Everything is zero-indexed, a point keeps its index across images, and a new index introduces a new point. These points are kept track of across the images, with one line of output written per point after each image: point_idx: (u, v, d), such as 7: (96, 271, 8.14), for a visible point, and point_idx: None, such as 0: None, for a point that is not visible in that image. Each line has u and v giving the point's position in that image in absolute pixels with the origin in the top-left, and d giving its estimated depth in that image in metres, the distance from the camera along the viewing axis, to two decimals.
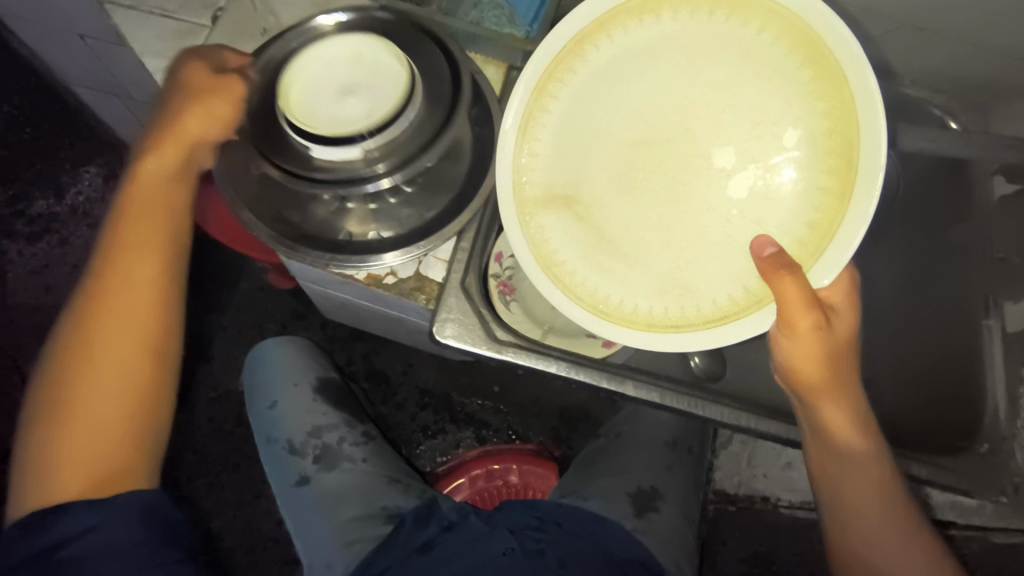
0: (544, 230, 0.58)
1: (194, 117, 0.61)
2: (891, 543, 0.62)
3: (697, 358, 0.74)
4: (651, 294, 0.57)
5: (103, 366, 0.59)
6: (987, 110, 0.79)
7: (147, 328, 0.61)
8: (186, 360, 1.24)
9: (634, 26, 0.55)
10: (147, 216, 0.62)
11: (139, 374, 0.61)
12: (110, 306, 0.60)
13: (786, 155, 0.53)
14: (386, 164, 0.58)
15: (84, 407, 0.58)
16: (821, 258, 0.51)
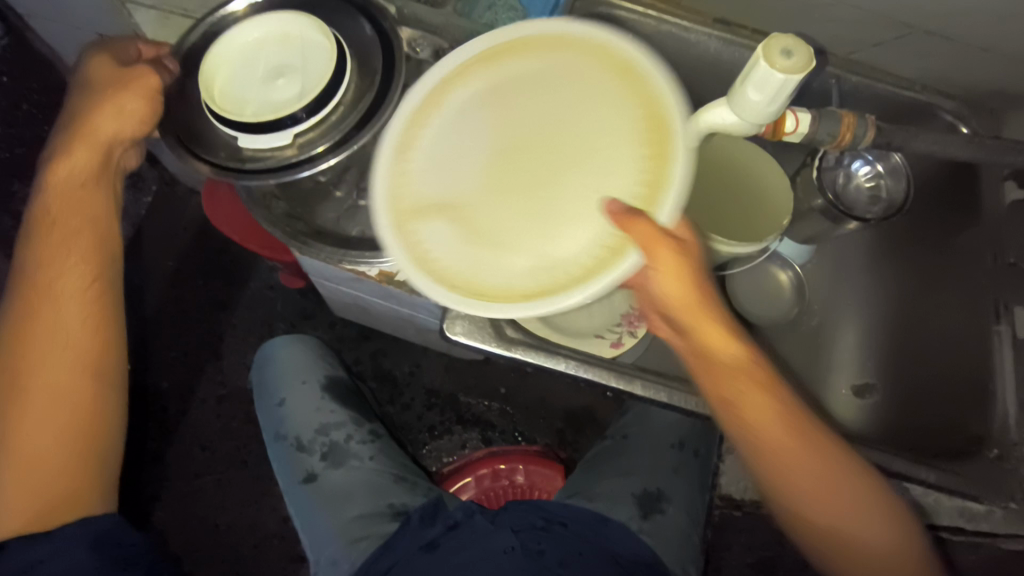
0: (421, 236, 0.57)
1: (105, 118, 0.65)
2: (838, 499, 0.58)
3: None
4: (524, 275, 0.55)
5: (43, 382, 0.66)
6: (999, 116, 0.87)
7: (79, 340, 0.68)
8: (202, 358, 1.33)
9: (484, 66, 0.61)
10: (69, 225, 0.68)
11: (77, 387, 0.67)
12: (38, 296, 0.67)
13: (620, 145, 0.56)
14: (320, 149, 0.65)
15: (28, 427, 0.65)
16: (663, 202, 0.53)
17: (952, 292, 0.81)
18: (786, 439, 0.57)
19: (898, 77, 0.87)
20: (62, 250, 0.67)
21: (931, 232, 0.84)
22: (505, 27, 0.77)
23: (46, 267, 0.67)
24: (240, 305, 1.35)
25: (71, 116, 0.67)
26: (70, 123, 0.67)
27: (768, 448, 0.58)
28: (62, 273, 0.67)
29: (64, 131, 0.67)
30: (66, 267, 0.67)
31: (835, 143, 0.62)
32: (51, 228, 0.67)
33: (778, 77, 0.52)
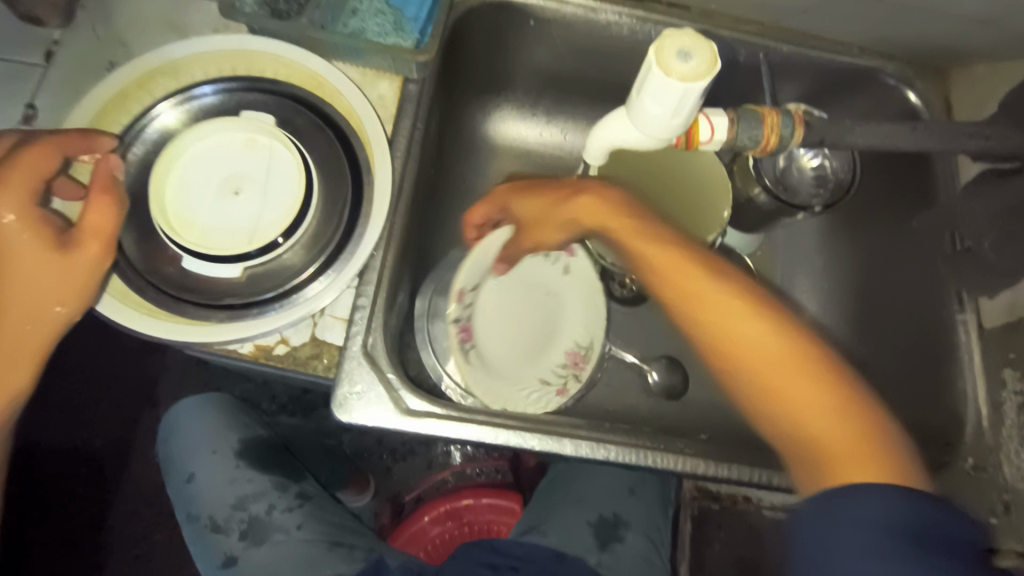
0: (156, 288, 0.58)
1: (33, 318, 0.51)
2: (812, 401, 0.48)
3: (654, 375, 0.81)
4: (266, 297, 0.59)
5: None
6: (944, 75, 0.79)
7: None
8: (131, 408, 1.17)
9: (134, 108, 0.62)
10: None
11: None
12: None
13: (337, 163, 0.63)
14: (272, 286, 0.59)
15: None
16: (382, 201, 0.61)
17: (908, 281, 0.73)
18: (725, 306, 0.53)
19: (835, 42, 0.78)
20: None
21: (881, 214, 0.76)
22: (376, 35, 0.65)
23: None
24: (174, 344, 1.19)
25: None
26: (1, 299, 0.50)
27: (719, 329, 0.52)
28: None
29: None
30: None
31: (759, 148, 0.51)
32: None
33: (673, 86, 0.42)
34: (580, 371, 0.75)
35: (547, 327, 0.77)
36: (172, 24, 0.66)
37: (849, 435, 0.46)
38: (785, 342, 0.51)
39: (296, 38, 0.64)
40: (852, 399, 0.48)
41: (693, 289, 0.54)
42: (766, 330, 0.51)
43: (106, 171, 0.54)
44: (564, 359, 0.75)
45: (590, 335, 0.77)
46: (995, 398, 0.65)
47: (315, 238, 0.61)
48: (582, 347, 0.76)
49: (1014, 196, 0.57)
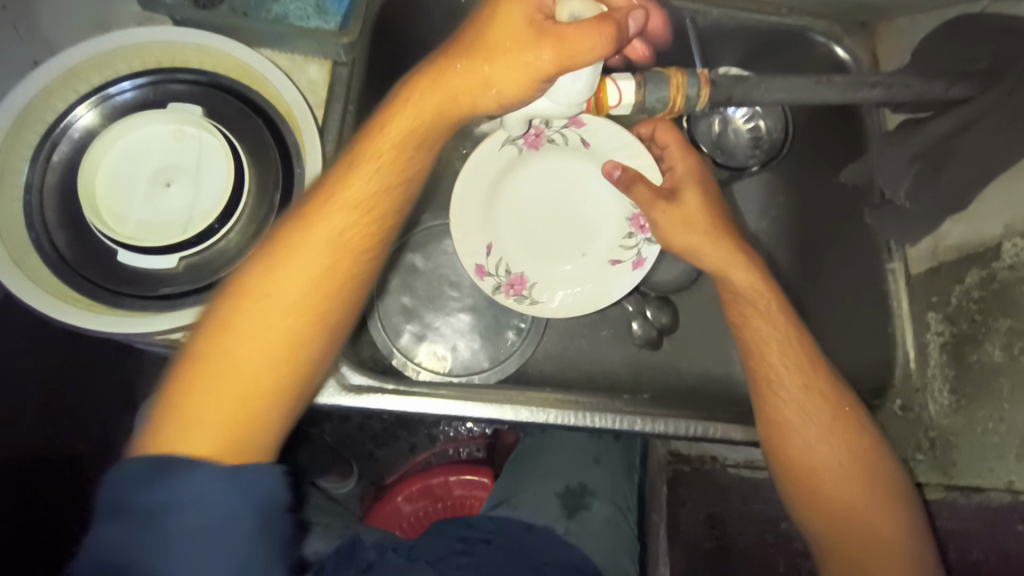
0: (92, 281, 0.59)
1: (468, 86, 0.51)
2: (837, 448, 0.61)
3: (636, 325, 0.84)
4: (205, 283, 0.60)
5: (235, 375, 0.50)
6: (872, 29, 0.80)
7: (257, 386, 0.51)
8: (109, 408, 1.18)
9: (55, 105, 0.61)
10: (315, 277, 0.54)
11: (250, 381, 0.51)
12: (225, 335, 0.51)
13: (267, 148, 0.64)
14: (209, 273, 0.60)
15: (208, 385, 0.50)
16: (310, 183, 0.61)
17: (844, 234, 0.74)
18: (788, 382, 0.62)
19: (763, 3, 0.79)
20: (237, 375, 0.51)
21: (815, 169, 0.78)
22: (298, 19, 0.67)
23: (289, 318, 0.53)
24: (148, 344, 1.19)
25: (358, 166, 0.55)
26: (354, 169, 0.55)
27: (768, 382, 0.62)
28: (250, 331, 0.52)
29: (366, 171, 0.55)
30: (247, 383, 0.51)
31: (668, 109, 0.53)
32: (250, 295, 0.52)
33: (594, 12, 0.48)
34: (511, 287, 0.75)
35: (556, 253, 0.77)
36: (97, 21, 0.67)
37: (856, 495, 0.60)
38: (831, 412, 0.62)
39: (219, 26, 0.64)
40: (875, 462, 0.61)
41: (758, 352, 0.63)
42: (816, 403, 0.61)
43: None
44: (514, 273, 0.75)
45: (549, 298, 0.75)
46: (922, 340, 0.67)
47: (250, 221, 0.62)
48: (529, 293, 0.75)
49: (923, 141, 0.59)
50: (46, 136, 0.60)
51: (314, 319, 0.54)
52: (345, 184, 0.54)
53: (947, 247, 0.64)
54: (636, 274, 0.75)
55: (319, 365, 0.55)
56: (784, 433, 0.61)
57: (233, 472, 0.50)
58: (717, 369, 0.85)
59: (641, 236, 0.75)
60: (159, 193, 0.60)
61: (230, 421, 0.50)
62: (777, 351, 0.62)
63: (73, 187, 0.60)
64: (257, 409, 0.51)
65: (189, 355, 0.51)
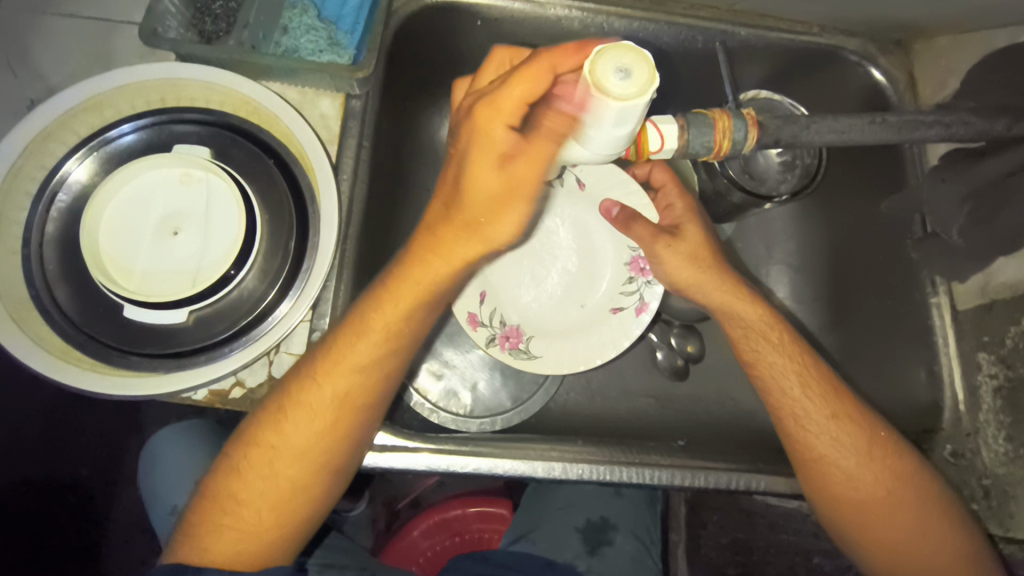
0: (95, 338, 0.55)
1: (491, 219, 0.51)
2: (879, 476, 0.58)
3: (661, 352, 0.81)
4: (218, 337, 0.56)
5: (259, 494, 0.57)
6: (906, 48, 0.76)
7: (290, 489, 0.57)
8: (116, 437, 1.15)
9: (54, 152, 0.57)
10: (338, 391, 0.56)
11: (284, 486, 0.57)
12: (259, 444, 0.57)
13: (279, 189, 0.60)
14: (222, 326, 0.57)
15: (244, 488, 0.57)
16: (328, 228, 0.58)
17: (883, 266, 0.71)
18: (818, 416, 0.58)
19: (793, 22, 0.75)
20: (249, 512, 0.57)
21: (851, 196, 0.74)
22: (309, 53, 0.64)
23: (313, 428, 0.57)
24: None
25: (360, 339, 0.56)
26: (354, 347, 0.56)
27: (791, 417, 0.59)
28: (286, 438, 0.56)
29: (365, 340, 0.56)
30: (258, 518, 0.57)
31: (712, 154, 0.49)
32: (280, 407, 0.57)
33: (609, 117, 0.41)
34: (505, 342, 0.69)
35: (555, 302, 0.71)
36: (98, 56, 0.64)
37: (909, 523, 0.57)
38: (866, 444, 0.58)
39: (224, 60, 0.61)
40: (925, 491, 0.58)
41: (773, 393, 0.60)
42: (852, 443, 0.58)
43: (585, 99, 0.41)
44: (509, 325, 0.70)
45: (550, 352, 0.69)
46: (972, 383, 0.64)
47: (263, 270, 0.58)
48: (525, 346, 0.69)
49: (980, 179, 0.55)
50: (44, 188, 0.57)
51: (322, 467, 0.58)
52: (342, 351, 0.56)
53: (999, 284, 0.61)
54: (641, 320, 0.68)
55: (327, 494, 0.60)
56: (825, 472, 0.58)
57: (269, 555, 0.58)
58: (747, 402, 0.82)
59: (643, 280, 0.69)
60: (167, 243, 0.56)
61: (244, 549, 0.57)
62: (795, 384, 0.59)
63: (75, 239, 0.57)
64: (267, 541, 0.57)
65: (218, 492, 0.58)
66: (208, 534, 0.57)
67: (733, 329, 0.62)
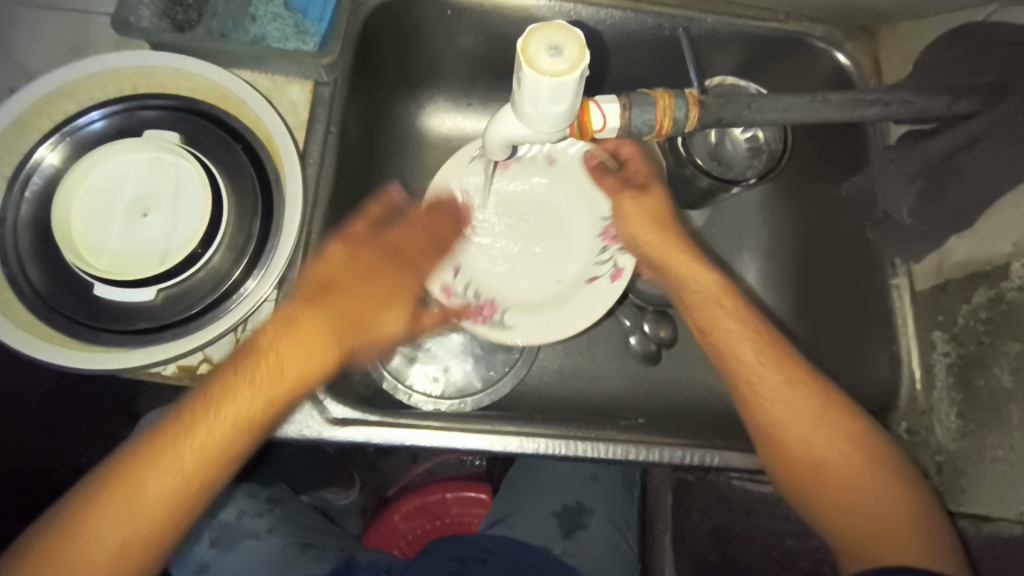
0: (66, 314, 0.57)
1: (393, 317, 0.61)
2: (828, 444, 0.58)
3: (634, 337, 0.82)
4: (185, 315, 0.58)
5: (122, 524, 0.50)
6: (872, 34, 0.77)
7: (159, 514, 0.51)
8: (111, 423, 1.18)
9: (29, 138, 0.60)
10: (238, 405, 0.52)
11: (155, 513, 0.50)
12: (129, 467, 0.51)
13: (246, 172, 0.62)
14: (188, 303, 0.59)
15: (99, 519, 0.50)
16: (293, 209, 0.60)
17: (846, 248, 0.72)
18: (770, 383, 0.59)
19: (758, 10, 0.76)
20: (111, 530, 0.49)
21: (818, 180, 0.76)
22: (276, 41, 0.66)
23: (200, 448, 0.51)
24: None
25: (288, 339, 0.55)
26: (278, 353, 0.54)
27: (744, 375, 0.60)
28: (168, 461, 0.51)
29: (274, 365, 0.54)
30: (126, 531, 0.50)
31: (656, 132, 0.51)
32: (162, 436, 0.51)
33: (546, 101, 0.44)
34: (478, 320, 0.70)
35: (530, 274, 0.73)
36: (75, 46, 0.66)
37: (859, 484, 0.57)
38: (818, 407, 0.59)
39: (194, 48, 0.63)
40: (874, 451, 0.58)
41: (725, 353, 0.61)
42: (806, 407, 0.58)
43: (524, 81, 0.42)
44: (483, 299, 0.71)
45: (523, 323, 0.70)
46: (928, 361, 0.65)
47: (230, 251, 0.60)
48: (500, 317, 0.70)
49: (925, 158, 0.56)
50: (18, 172, 0.59)
51: (215, 480, 0.52)
52: (241, 373, 0.53)
53: (952, 264, 0.62)
54: (617, 285, 0.71)
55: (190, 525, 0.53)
56: (777, 436, 0.58)
57: None
58: (718, 386, 0.83)
59: (614, 249, 0.72)
60: (136, 224, 0.59)
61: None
62: (750, 348, 0.60)
63: (47, 220, 0.59)
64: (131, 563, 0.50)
65: (75, 504, 0.51)
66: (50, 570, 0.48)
67: (691, 295, 0.64)
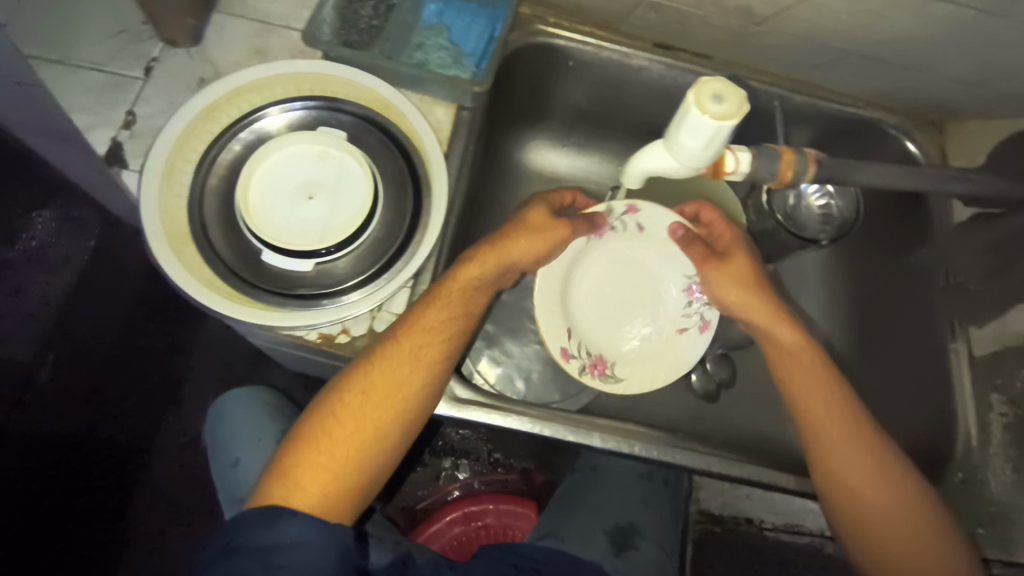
0: (231, 274, 0.65)
1: (523, 245, 0.69)
2: (875, 488, 0.65)
3: (695, 376, 0.88)
4: (335, 289, 0.66)
5: (340, 441, 0.64)
6: (940, 128, 0.87)
7: (374, 431, 0.65)
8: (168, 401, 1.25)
9: (224, 119, 0.70)
10: (421, 341, 0.65)
11: (371, 429, 0.65)
12: (344, 394, 0.65)
13: (397, 175, 0.71)
14: (337, 279, 0.66)
15: (327, 439, 0.64)
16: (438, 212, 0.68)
17: (907, 310, 0.79)
18: (843, 435, 0.66)
19: (843, 94, 0.86)
20: (337, 443, 0.64)
21: (879, 250, 0.83)
22: (438, 66, 0.76)
23: (392, 375, 0.65)
24: (199, 346, 1.33)
25: (460, 276, 0.67)
26: (401, 347, 0.65)
27: (811, 418, 0.67)
28: (371, 386, 0.65)
29: (435, 311, 0.66)
30: (350, 448, 0.65)
31: (776, 181, 0.59)
32: (370, 370, 0.65)
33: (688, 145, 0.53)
34: (603, 372, 0.75)
35: (626, 329, 0.78)
36: (256, 49, 0.76)
37: (910, 532, 0.64)
38: (875, 463, 0.65)
39: (370, 66, 0.73)
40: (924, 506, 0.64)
41: (799, 397, 0.68)
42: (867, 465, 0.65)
43: (688, 119, 0.51)
44: (594, 355, 0.75)
45: (633, 375, 0.75)
46: (984, 419, 0.72)
47: (379, 240, 0.68)
48: (612, 371, 0.75)
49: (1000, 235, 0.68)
50: (209, 147, 0.68)
51: (417, 392, 0.66)
52: (431, 300, 0.66)
53: (1012, 333, 0.71)
54: (706, 336, 0.75)
55: (396, 454, 0.68)
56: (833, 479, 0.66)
57: (342, 500, 0.64)
58: (770, 430, 0.89)
59: (700, 303, 0.77)
60: (304, 202, 0.67)
61: (324, 494, 0.63)
62: (824, 398, 0.67)
63: (231, 192, 0.68)
64: (365, 458, 0.65)
65: (326, 407, 0.66)
66: (281, 489, 0.63)
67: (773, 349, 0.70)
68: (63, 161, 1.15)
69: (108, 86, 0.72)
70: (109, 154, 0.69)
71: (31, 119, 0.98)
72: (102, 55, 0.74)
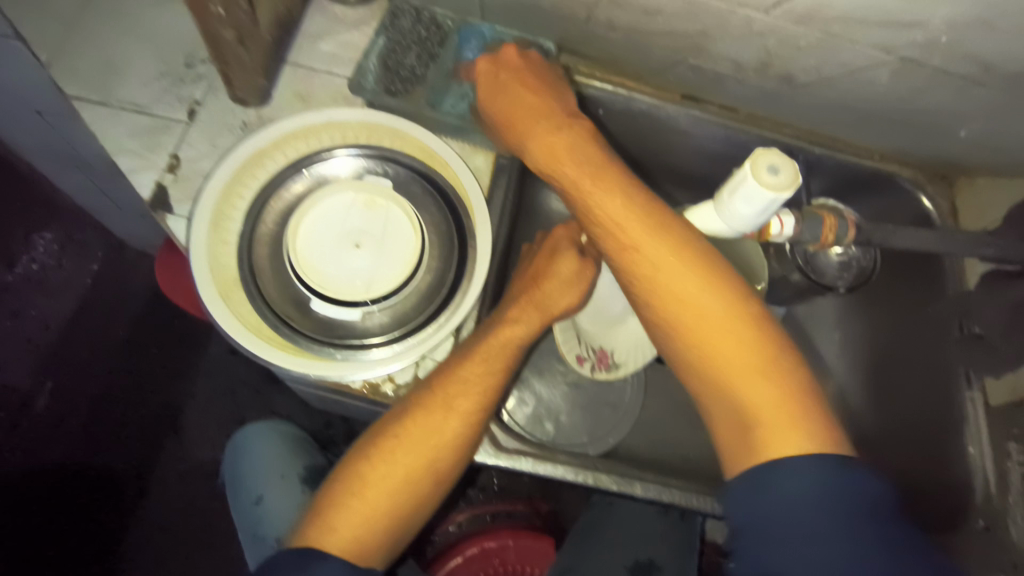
0: (279, 324, 0.65)
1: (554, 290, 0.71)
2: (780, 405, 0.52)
3: None
4: (382, 338, 0.67)
5: (376, 485, 0.61)
6: (950, 183, 0.91)
7: (411, 476, 0.62)
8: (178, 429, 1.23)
9: (271, 166, 0.71)
10: (464, 390, 0.64)
11: (408, 473, 0.62)
12: (387, 435, 0.63)
13: (440, 225, 0.73)
14: (384, 327, 0.68)
15: (366, 480, 0.62)
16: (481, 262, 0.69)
17: (922, 356, 0.83)
18: (746, 350, 0.54)
19: (860, 149, 0.90)
20: (375, 486, 0.61)
21: (897, 297, 0.87)
22: None
23: (433, 420, 0.63)
24: (202, 373, 1.31)
25: (504, 330, 0.67)
26: (444, 394, 0.63)
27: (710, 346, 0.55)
28: (412, 430, 0.63)
29: (475, 363, 0.65)
30: (386, 493, 0.61)
31: (819, 242, 0.65)
32: (412, 413, 0.63)
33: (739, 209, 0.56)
34: (606, 363, 0.85)
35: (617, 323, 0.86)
36: (298, 94, 0.77)
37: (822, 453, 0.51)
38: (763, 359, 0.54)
39: (414, 115, 0.75)
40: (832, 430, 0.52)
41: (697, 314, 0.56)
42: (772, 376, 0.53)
43: (748, 186, 0.53)
44: (598, 350, 0.86)
45: (630, 358, 0.86)
46: (1002, 467, 0.73)
47: (425, 289, 0.69)
48: (615, 362, 0.86)
49: None
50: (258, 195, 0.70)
51: (455, 442, 0.63)
52: (477, 348, 0.66)
53: None
54: None
55: (428, 505, 0.64)
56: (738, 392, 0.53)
57: (370, 546, 0.60)
58: None
59: None
60: (349, 249, 0.67)
61: (354, 539, 0.59)
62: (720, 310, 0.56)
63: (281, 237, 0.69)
64: (398, 505, 0.61)
65: (369, 447, 0.63)
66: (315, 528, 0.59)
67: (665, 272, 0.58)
68: (74, 188, 1.14)
69: (152, 129, 0.73)
70: (154, 199, 0.70)
71: (50, 151, 0.97)
72: (146, 97, 0.74)
